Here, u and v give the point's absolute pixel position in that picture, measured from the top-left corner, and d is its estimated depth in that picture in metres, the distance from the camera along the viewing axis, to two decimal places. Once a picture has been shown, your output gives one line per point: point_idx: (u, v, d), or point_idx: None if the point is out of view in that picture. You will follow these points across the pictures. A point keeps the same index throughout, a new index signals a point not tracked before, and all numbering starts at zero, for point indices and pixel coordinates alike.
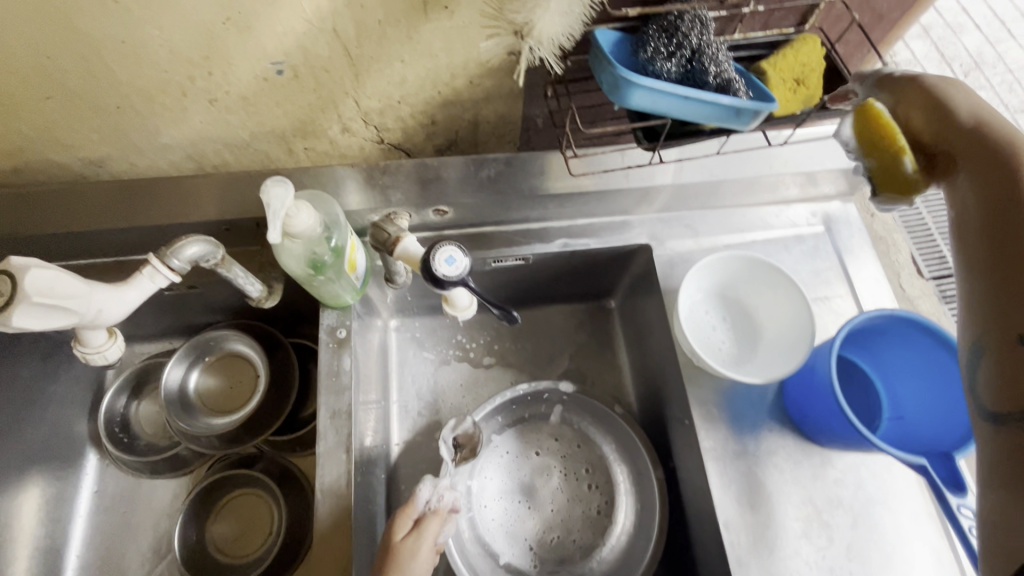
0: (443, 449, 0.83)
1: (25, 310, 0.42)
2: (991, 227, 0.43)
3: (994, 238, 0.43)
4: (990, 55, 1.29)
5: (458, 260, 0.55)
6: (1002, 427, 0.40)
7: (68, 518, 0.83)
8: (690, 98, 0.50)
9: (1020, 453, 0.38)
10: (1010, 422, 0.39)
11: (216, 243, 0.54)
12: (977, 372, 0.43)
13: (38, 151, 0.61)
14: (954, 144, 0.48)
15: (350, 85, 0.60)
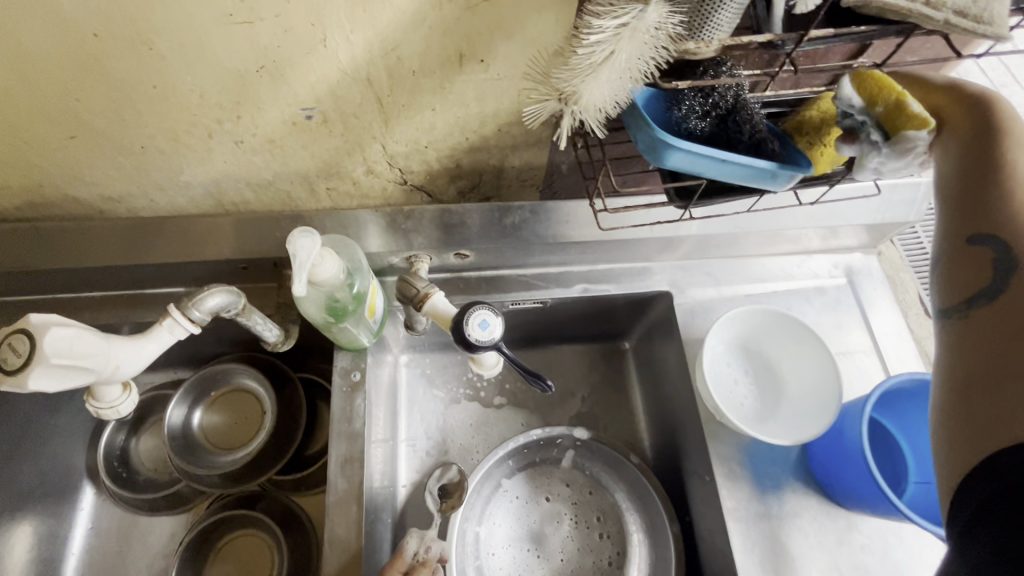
0: (430, 498, 0.82)
1: (40, 372, 0.41)
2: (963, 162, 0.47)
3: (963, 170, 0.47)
4: None
5: (491, 324, 0.54)
6: (949, 321, 0.44)
7: (60, 556, 0.80)
8: (728, 161, 0.49)
9: (964, 340, 0.42)
10: (955, 315, 0.44)
11: (238, 293, 0.54)
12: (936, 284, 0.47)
13: (57, 187, 0.60)
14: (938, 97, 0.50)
15: (379, 130, 0.59)
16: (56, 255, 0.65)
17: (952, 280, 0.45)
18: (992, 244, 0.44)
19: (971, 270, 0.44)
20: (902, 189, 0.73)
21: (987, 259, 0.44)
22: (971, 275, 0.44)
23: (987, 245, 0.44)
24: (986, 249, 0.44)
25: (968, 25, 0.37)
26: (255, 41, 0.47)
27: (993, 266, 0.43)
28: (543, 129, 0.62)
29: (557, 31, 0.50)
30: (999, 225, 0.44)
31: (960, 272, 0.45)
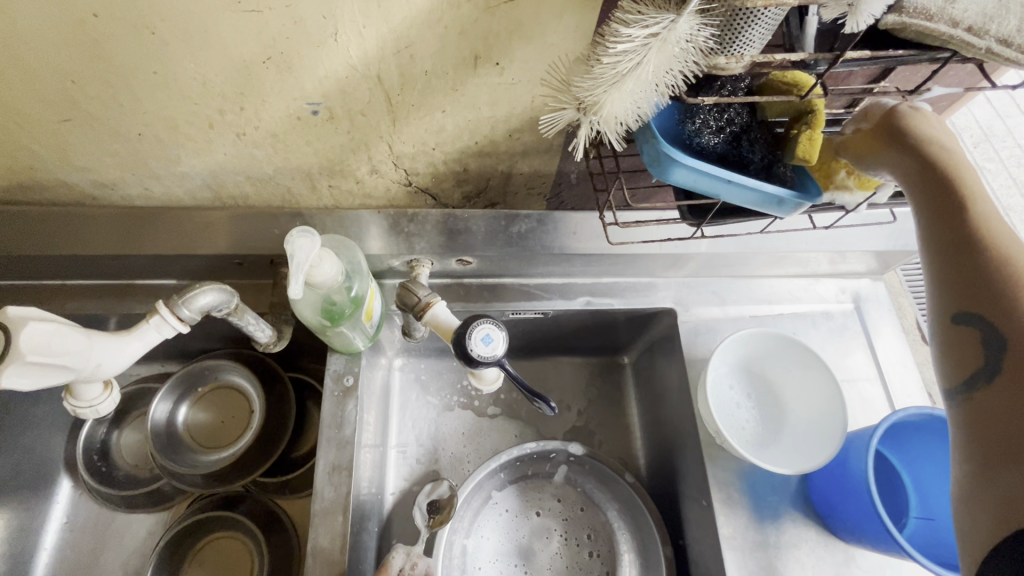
0: (418, 513, 0.77)
1: (16, 371, 0.38)
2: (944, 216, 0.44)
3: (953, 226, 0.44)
4: None
5: (494, 339, 0.52)
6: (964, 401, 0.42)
7: (31, 551, 0.77)
8: (732, 182, 0.47)
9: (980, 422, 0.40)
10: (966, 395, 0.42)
11: (232, 291, 0.51)
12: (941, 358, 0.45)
13: (47, 171, 0.58)
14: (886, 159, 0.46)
15: (386, 130, 0.57)
16: (44, 241, 0.62)
17: (953, 359, 0.43)
18: (978, 326, 0.42)
19: (966, 351, 0.42)
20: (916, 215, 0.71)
21: (977, 341, 0.42)
22: (962, 355, 0.42)
23: (976, 319, 0.42)
24: (978, 326, 0.42)
25: (1010, 54, 0.36)
26: (264, 32, 0.45)
27: (987, 343, 0.41)
28: (555, 137, 0.61)
29: (577, 38, 0.48)
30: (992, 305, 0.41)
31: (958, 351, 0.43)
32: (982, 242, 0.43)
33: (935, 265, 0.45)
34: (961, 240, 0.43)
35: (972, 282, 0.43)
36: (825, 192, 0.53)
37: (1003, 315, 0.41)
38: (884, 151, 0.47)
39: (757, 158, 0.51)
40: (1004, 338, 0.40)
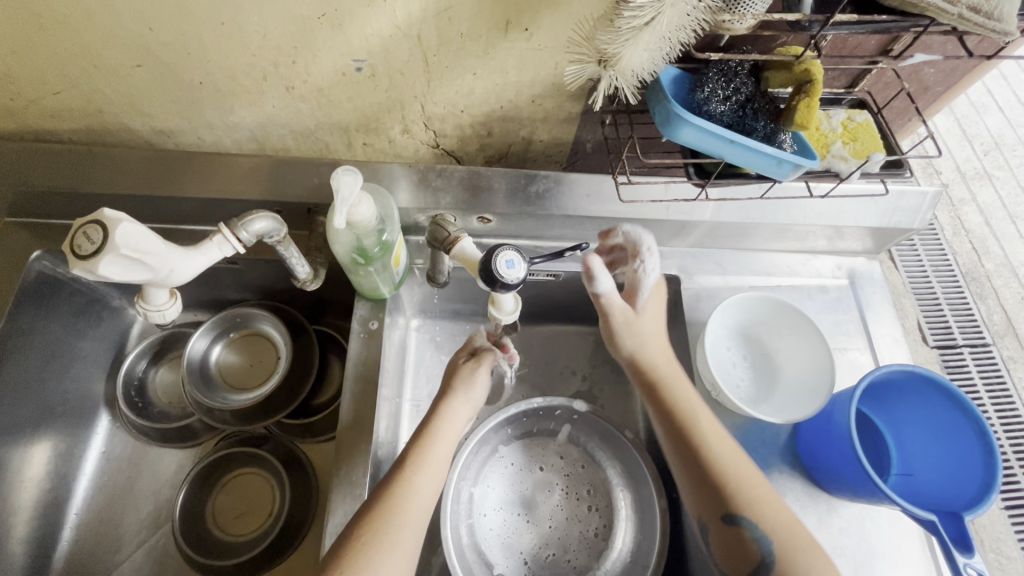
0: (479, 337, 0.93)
1: (110, 260, 0.44)
2: (682, 435, 0.63)
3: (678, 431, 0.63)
4: (975, 167, 1.44)
5: (517, 265, 0.52)
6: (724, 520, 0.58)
7: (73, 474, 0.83)
8: (736, 142, 0.53)
9: (733, 536, 0.58)
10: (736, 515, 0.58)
11: (282, 221, 0.56)
12: (728, 514, 0.58)
13: (115, 115, 0.65)
14: (681, 434, 0.63)
15: (421, 90, 0.63)
16: (104, 179, 0.68)
17: (722, 553, 0.58)
18: (737, 522, 0.58)
19: (740, 556, 0.57)
20: (910, 196, 0.76)
21: (729, 540, 0.58)
22: (740, 558, 0.57)
23: (741, 527, 0.58)
24: (741, 529, 0.58)
25: (979, 20, 0.43)
26: None
27: (755, 547, 0.57)
28: (574, 104, 0.66)
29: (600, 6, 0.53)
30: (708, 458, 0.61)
31: (697, 477, 0.61)
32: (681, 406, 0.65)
33: (669, 446, 0.64)
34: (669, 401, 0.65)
35: (728, 498, 0.59)
36: (822, 160, 0.61)
37: (742, 506, 0.58)
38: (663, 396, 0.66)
39: (760, 126, 0.56)
40: (756, 528, 0.57)
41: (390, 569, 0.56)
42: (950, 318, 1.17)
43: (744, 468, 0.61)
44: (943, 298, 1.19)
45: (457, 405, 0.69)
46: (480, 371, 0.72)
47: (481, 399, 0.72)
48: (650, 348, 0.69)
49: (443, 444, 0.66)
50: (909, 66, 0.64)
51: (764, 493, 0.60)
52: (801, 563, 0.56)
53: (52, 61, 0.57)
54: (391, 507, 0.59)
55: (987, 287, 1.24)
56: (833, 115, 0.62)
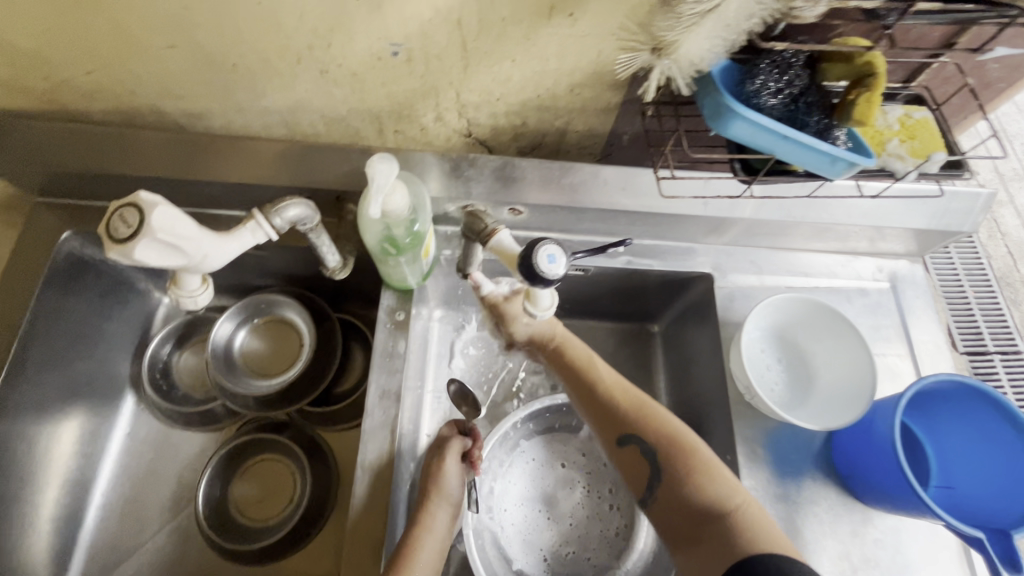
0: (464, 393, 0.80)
1: (145, 244, 0.43)
2: (572, 372, 0.67)
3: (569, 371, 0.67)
4: (1017, 167, 1.38)
5: (559, 260, 0.50)
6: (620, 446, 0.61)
7: (99, 455, 0.84)
8: (789, 137, 0.50)
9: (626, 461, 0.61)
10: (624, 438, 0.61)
11: (315, 208, 0.55)
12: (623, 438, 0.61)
13: (146, 96, 0.64)
14: (570, 372, 0.67)
15: (457, 76, 0.61)
16: (134, 161, 0.68)
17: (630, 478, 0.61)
18: (629, 441, 0.60)
19: (636, 475, 0.59)
20: (961, 197, 0.72)
21: (630, 462, 0.60)
22: (640, 477, 0.59)
23: (634, 445, 0.60)
24: (632, 447, 0.60)
25: None
26: None
27: (645, 460, 0.59)
28: (613, 94, 0.64)
29: None
30: (594, 389, 0.65)
31: (589, 409, 0.65)
32: (568, 347, 0.69)
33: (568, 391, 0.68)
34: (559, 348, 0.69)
35: (619, 421, 0.62)
36: (877, 158, 0.58)
37: (633, 425, 0.61)
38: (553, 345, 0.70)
39: (813, 121, 0.54)
40: (643, 442, 0.60)
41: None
42: (987, 325, 1.13)
43: (634, 393, 0.64)
44: (980, 303, 1.15)
45: (435, 511, 0.66)
46: (454, 472, 0.69)
47: (457, 498, 0.69)
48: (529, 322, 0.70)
49: (424, 559, 0.62)
50: (973, 60, 0.61)
51: (656, 412, 0.61)
52: (687, 470, 0.56)
53: (85, 40, 0.56)
54: None
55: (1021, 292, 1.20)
56: (889, 112, 0.59)
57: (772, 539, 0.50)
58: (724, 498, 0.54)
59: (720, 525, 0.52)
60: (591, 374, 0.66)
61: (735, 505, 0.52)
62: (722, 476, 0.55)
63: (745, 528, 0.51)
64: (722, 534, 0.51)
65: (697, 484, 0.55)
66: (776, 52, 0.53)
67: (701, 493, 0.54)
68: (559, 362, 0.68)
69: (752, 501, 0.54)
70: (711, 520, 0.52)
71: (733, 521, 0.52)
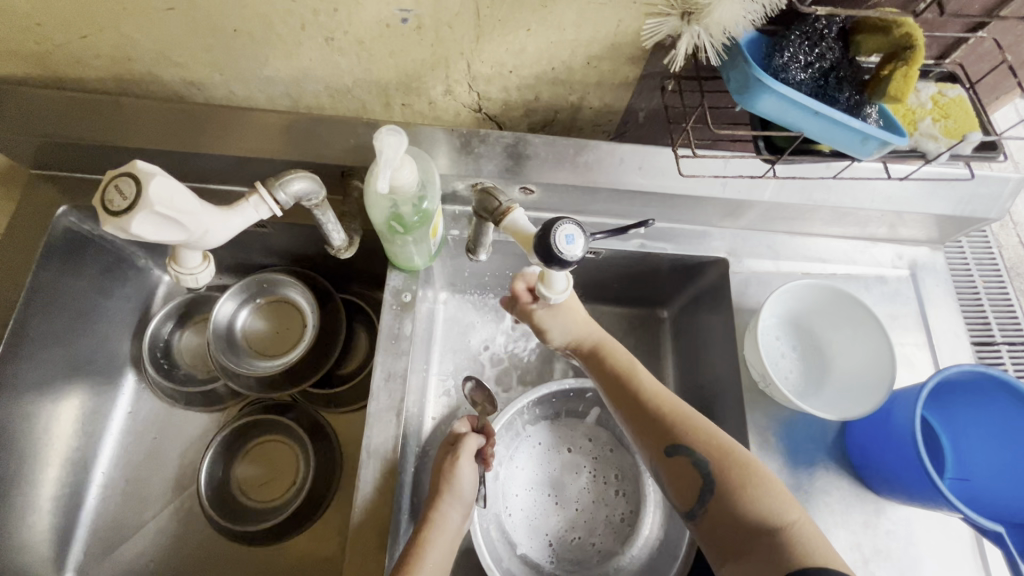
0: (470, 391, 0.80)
1: (144, 218, 0.41)
2: (616, 379, 0.64)
3: (612, 378, 0.65)
4: None
5: (577, 240, 0.48)
6: (669, 455, 0.58)
7: (99, 433, 0.82)
8: (820, 114, 0.47)
9: (677, 471, 0.57)
10: (675, 447, 0.58)
11: (321, 183, 0.53)
12: (672, 447, 0.58)
13: (145, 64, 0.62)
14: (611, 379, 0.65)
15: (469, 46, 0.58)
16: (132, 132, 0.65)
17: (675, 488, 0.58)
18: (679, 450, 0.58)
19: (684, 485, 0.57)
20: (988, 182, 0.70)
21: (679, 470, 0.57)
22: (689, 489, 0.57)
23: (683, 455, 0.57)
24: (682, 457, 0.57)
25: None
26: None
27: (696, 471, 0.56)
28: (631, 68, 0.61)
29: None
30: (639, 397, 0.62)
31: (632, 417, 0.62)
32: (609, 354, 0.67)
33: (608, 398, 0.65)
34: (599, 356, 0.67)
35: (665, 428, 0.59)
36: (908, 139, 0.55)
37: (681, 433, 0.58)
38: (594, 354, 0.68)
39: (843, 98, 0.51)
40: (695, 452, 0.57)
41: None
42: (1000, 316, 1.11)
43: (681, 403, 0.61)
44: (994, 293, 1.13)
45: (447, 510, 0.65)
46: (468, 473, 0.68)
47: (470, 499, 0.68)
48: (562, 328, 0.68)
49: (433, 554, 0.61)
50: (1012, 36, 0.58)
51: (703, 421, 0.59)
52: (741, 483, 0.54)
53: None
54: None
55: None
56: (922, 88, 0.57)
57: (827, 558, 0.49)
58: (777, 513, 0.52)
59: (775, 541, 0.50)
60: (634, 381, 0.63)
61: (790, 522, 0.51)
62: (774, 491, 0.54)
63: (802, 545, 0.49)
64: (777, 550, 0.50)
65: (748, 496, 0.53)
66: (805, 25, 0.51)
67: (755, 507, 0.53)
68: (600, 371, 0.66)
69: (804, 517, 0.52)
70: (764, 536, 0.51)
71: (789, 537, 0.50)
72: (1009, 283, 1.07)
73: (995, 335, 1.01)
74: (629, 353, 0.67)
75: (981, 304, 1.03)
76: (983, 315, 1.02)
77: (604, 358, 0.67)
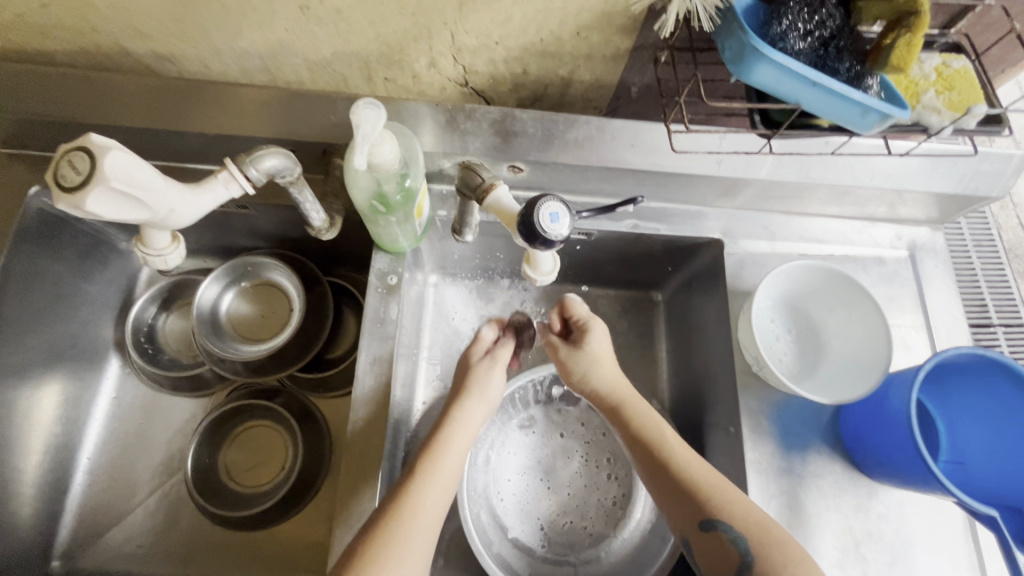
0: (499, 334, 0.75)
1: (99, 194, 0.39)
2: (647, 446, 0.61)
3: (642, 443, 0.61)
4: None
5: (562, 219, 0.47)
6: (703, 528, 0.54)
7: (83, 419, 0.81)
8: (819, 85, 0.45)
9: (712, 545, 0.53)
10: (710, 521, 0.54)
11: (296, 159, 0.51)
12: (710, 521, 0.54)
13: (112, 35, 0.59)
14: (640, 445, 0.62)
15: (452, 15, 0.55)
16: (101, 108, 0.62)
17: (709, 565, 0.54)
18: (714, 523, 0.54)
19: (719, 562, 0.52)
20: (992, 159, 0.68)
21: (714, 546, 0.53)
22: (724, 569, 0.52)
23: (718, 530, 0.53)
24: (718, 532, 0.53)
25: None
26: None
27: (734, 549, 0.52)
28: (623, 39, 0.58)
29: None
30: (672, 464, 0.58)
31: (664, 486, 0.58)
32: (638, 417, 0.63)
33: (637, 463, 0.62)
34: (627, 418, 0.64)
35: (699, 501, 0.55)
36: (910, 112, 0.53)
37: (716, 505, 0.54)
38: (621, 416, 0.64)
39: (844, 68, 0.49)
40: (732, 527, 0.53)
41: (405, 572, 0.51)
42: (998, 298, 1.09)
43: (716, 474, 0.58)
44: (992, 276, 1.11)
45: (470, 408, 0.67)
46: (493, 375, 0.70)
47: (494, 403, 0.69)
48: (586, 368, 0.67)
49: (455, 449, 0.62)
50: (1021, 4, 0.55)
51: (740, 494, 0.55)
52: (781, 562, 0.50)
53: None
54: (396, 516, 0.54)
55: None
56: (925, 59, 0.54)
57: None
58: None
59: None
60: (666, 447, 0.60)
61: None
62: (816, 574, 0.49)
63: None
64: None
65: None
66: None
67: None
68: (629, 433, 0.63)
69: None
70: None
71: None
72: (1008, 265, 1.06)
73: (991, 317, 1.00)
74: (659, 420, 0.63)
75: (979, 286, 1.01)
76: (981, 297, 1.01)
77: (633, 422, 0.63)
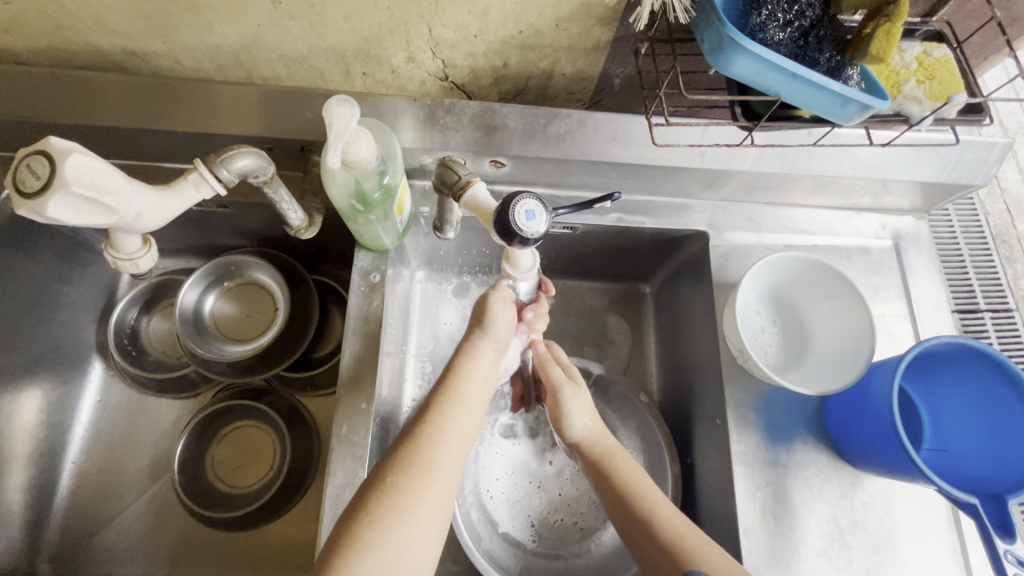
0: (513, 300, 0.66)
1: (61, 200, 0.38)
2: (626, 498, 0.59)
3: (621, 494, 0.59)
4: None
5: (538, 215, 0.46)
6: None
7: (67, 423, 0.80)
8: (797, 76, 0.44)
9: None
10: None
11: (269, 159, 0.50)
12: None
13: (79, 32, 0.57)
14: (619, 497, 0.60)
15: (428, 8, 0.54)
16: (71, 106, 0.61)
17: None
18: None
19: None
20: (974, 147, 0.68)
21: None
22: None
23: None
24: None
25: None
26: None
27: None
28: (603, 30, 0.57)
29: None
30: (650, 517, 0.57)
31: (644, 541, 0.56)
32: (618, 467, 0.61)
33: (615, 518, 0.60)
34: (605, 469, 0.62)
35: (680, 557, 0.54)
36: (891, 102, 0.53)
37: (698, 560, 0.53)
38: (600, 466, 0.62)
39: (824, 58, 0.48)
40: None
41: (427, 506, 0.49)
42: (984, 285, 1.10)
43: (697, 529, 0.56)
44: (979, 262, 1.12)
45: (480, 343, 0.60)
46: (505, 312, 0.61)
47: (505, 339, 0.62)
48: (582, 419, 0.64)
49: (473, 382, 0.58)
50: None
51: (721, 551, 0.54)
52: None
53: None
54: (414, 451, 0.51)
55: (1017, 251, 1.17)
56: (905, 49, 0.54)
57: None
58: None
59: None
60: (643, 501, 0.58)
61: None
62: None
63: None
64: None
65: None
66: None
67: None
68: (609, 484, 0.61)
69: None
70: None
71: None
72: (995, 252, 1.06)
73: (978, 303, 1.00)
74: (641, 471, 0.62)
75: (967, 273, 1.02)
76: (968, 284, 1.01)
77: (615, 474, 0.61)
